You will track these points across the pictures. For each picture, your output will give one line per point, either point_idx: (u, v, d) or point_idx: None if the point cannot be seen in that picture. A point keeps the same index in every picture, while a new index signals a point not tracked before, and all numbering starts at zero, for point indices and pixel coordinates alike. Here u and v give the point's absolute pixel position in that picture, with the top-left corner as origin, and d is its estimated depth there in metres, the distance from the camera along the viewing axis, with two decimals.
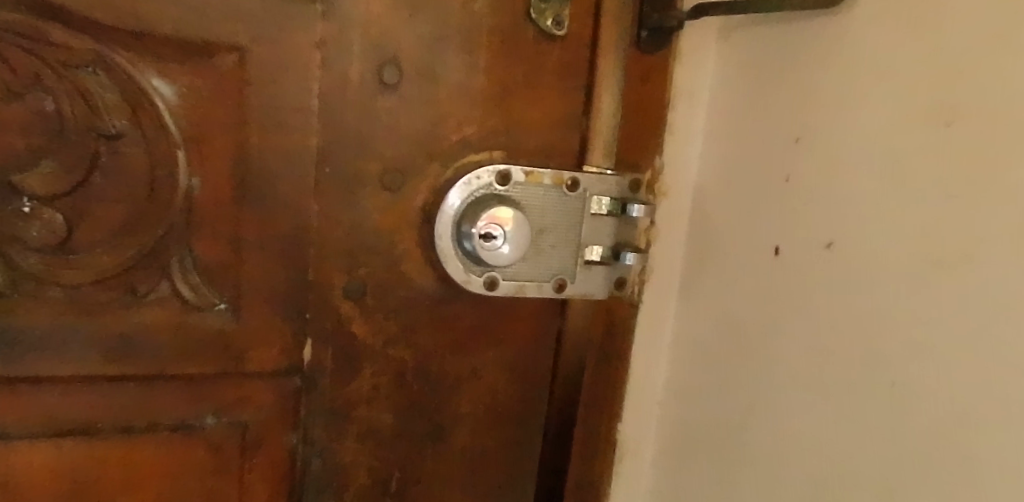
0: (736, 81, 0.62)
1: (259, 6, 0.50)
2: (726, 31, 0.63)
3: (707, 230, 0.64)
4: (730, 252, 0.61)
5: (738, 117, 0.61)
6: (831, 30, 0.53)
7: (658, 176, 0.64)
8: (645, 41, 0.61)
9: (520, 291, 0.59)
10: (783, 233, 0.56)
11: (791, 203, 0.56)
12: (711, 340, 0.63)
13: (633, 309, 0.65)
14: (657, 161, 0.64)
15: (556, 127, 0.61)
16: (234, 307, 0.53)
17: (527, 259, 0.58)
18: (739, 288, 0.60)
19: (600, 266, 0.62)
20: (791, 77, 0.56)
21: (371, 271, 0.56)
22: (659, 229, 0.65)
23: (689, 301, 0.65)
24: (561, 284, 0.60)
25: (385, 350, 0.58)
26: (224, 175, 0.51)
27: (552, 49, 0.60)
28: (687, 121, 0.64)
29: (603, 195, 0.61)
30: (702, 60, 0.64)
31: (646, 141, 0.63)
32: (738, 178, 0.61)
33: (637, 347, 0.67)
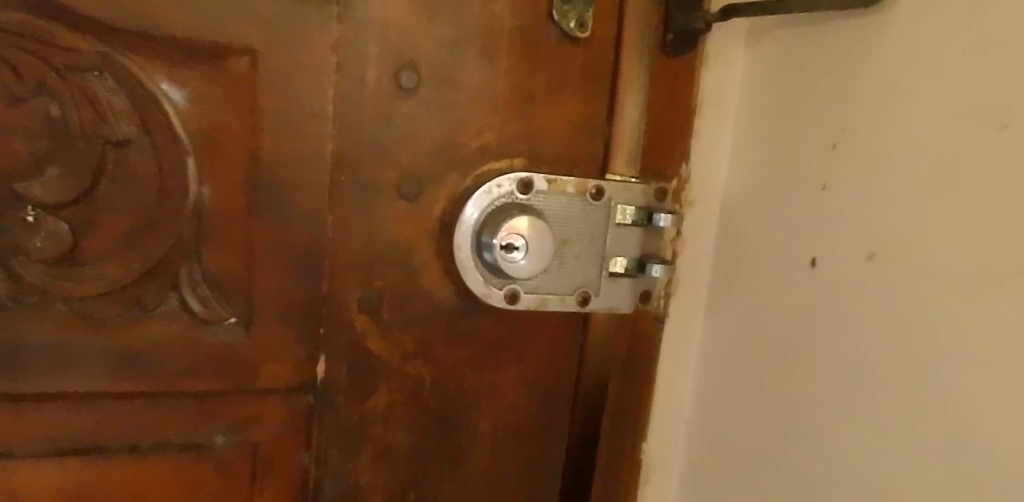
0: (768, 85, 0.59)
1: (272, 7, 0.48)
2: (756, 33, 0.60)
3: (737, 241, 0.61)
4: (763, 263, 0.58)
5: (769, 122, 0.59)
6: (871, 30, 0.51)
7: (684, 184, 0.62)
8: (671, 44, 0.59)
9: (542, 305, 0.56)
10: (821, 244, 0.53)
11: (829, 212, 0.53)
12: (743, 355, 0.60)
13: (657, 322, 0.63)
14: (684, 170, 0.62)
15: (579, 134, 0.59)
16: (246, 321, 0.51)
17: (549, 271, 0.56)
18: (773, 301, 0.57)
19: (624, 279, 0.59)
20: (828, 80, 0.54)
21: (387, 284, 0.54)
22: (685, 239, 0.63)
23: (718, 315, 0.62)
24: (584, 297, 0.57)
25: (401, 366, 0.55)
26: (236, 183, 0.49)
27: (576, 53, 0.57)
28: (715, 127, 0.62)
29: (629, 204, 0.58)
30: (730, 64, 0.61)
31: (672, 148, 0.61)
32: (771, 186, 0.58)
33: (664, 363, 0.64)
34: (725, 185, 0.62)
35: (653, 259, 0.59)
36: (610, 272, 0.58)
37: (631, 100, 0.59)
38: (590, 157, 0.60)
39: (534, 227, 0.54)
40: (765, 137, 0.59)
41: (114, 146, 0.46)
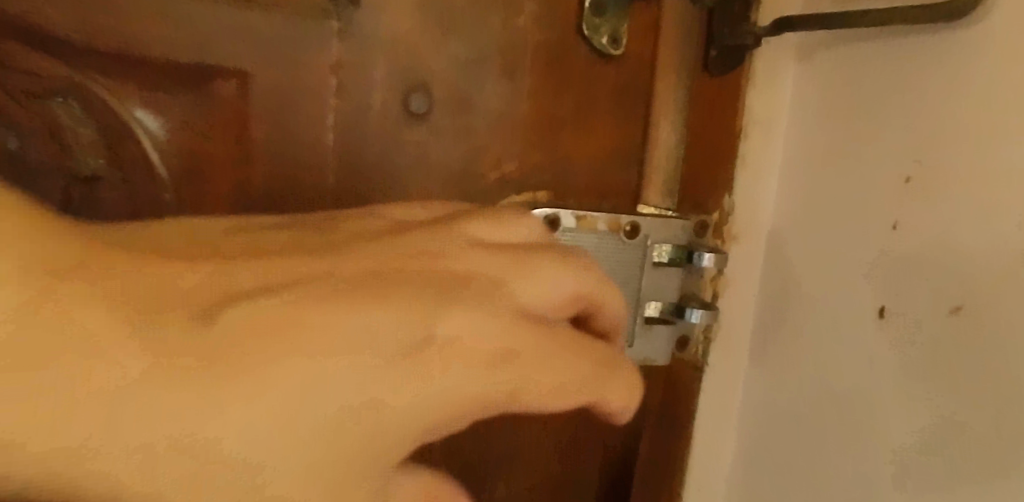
0: (823, 107, 0.52)
1: (265, 24, 0.42)
2: (808, 49, 0.53)
3: (786, 282, 0.54)
4: (816, 308, 0.51)
5: (824, 151, 0.52)
6: (950, 46, 0.44)
7: (726, 218, 0.55)
8: (714, 62, 0.53)
9: None
10: (891, 290, 0.47)
11: (902, 256, 0.46)
12: (792, 411, 0.53)
13: (695, 370, 0.57)
14: (726, 201, 0.55)
15: (611, 164, 0.53)
16: None
17: None
18: (829, 354, 0.50)
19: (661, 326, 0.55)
20: (898, 105, 0.47)
21: None
22: (728, 277, 0.56)
23: (763, 363, 0.56)
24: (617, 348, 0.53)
25: None
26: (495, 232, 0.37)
27: (607, 72, 0.51)
28: (760, 154, 0.55)
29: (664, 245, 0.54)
30: (778, 82, 0.55)
31: (713, 175, 0.54)
32: (827, 222, 0.51)
33: (702, 417, 0.57)
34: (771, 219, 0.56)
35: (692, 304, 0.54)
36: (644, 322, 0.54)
37: (665, 123, 0.53)
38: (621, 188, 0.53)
39: None
40: (819, 167, 0.52)
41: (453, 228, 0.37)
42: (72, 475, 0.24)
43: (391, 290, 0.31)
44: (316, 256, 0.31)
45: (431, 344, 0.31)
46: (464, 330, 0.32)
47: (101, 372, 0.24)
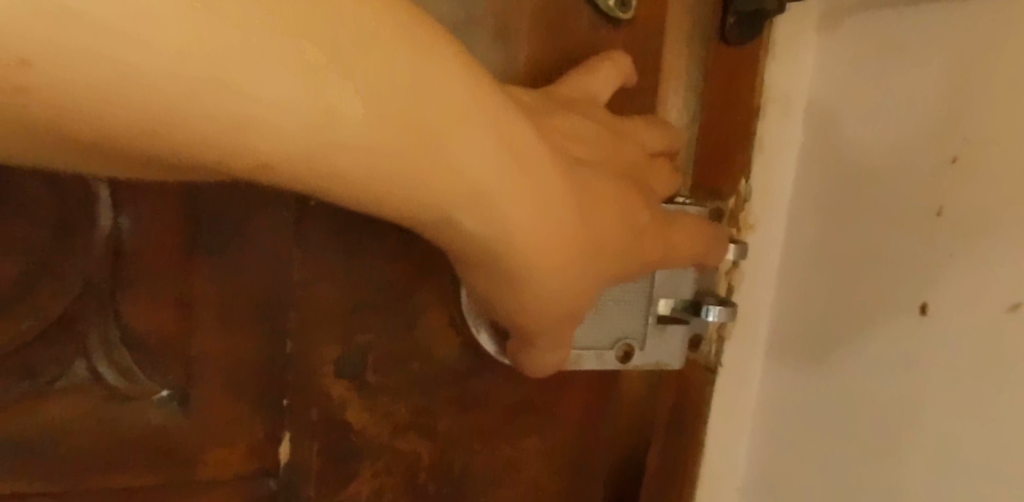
0: (848, 82, 0.47)
1: None
2: (834, 18, 0.48)
3: (807, 274, 0.49)
4: (842, 305, 0.46)
5: (854, 130, 0.46)
6: (1004, 11, 0.39)
7: (744, 204, 0.49)
8: (732, 30, 0.46)
9: (574, 363, 0.44)
10: (934, 282, 0.42)
11: (949, 246, 0.41)
12: (814, 418, 0.47)
13: (708, 374, 0.51)
14: (743, 187, 0.48)
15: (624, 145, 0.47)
16: (184, 394, 0.37)
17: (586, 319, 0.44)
18: (861, 356, 0.45)
19: (677, 324, 0.47)
20: (942, 76, 0.42)
21: (375, 338, 0.41)
22: (743, 272, 0.50)
23: (780, 365, 0.50)
24: (626, 351, 0.45)
25: (392, 441, 0.42)
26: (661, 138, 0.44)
27: (614, 39, 0.45)
28: (779, 135, 0.49)
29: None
30: (800, 56, 0.49)
31: (729, 161, 0.48)
32: (855, 209, 0.46)
33: (712, 425, 0.51)
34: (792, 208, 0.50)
35: (712, 298, 0.45)
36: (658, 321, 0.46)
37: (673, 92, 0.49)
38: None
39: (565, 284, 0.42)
40: (844, 148, 0.47)
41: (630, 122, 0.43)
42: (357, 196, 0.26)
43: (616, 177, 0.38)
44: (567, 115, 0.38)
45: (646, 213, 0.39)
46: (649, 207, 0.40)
47: (512, 142, 0.30)
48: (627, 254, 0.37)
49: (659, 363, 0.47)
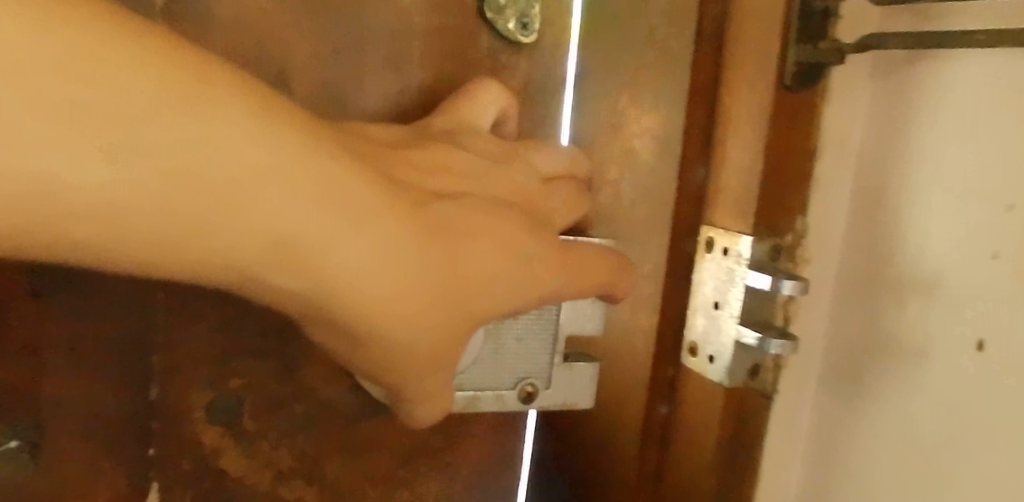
0: (904, 106, 0.42)
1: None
2: (888, 40, 0.42)
3: (860, 317, 0.44)
4: (896, 352, 0.42)
5: (911, 157, 0.41)
6: None
7: (799, 240, 0.45)
8: (795, 81, 0.41)
9: (472, 406, 0.42)
10: (990, 325, 0.37)
11: (1006, 290, 0.36)
12: (867, 471, 0.43)
13: (764, 400, 0.46)
14: (799, 222, 0.44)
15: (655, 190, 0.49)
16: (34, 449, 0.35)
17: (479, 363, 0.41)
18: (915, 408, 0.40)
19: (731, 355, 0.45)
20: (1009, 100, 0.36)
21: (251, 381, 0.39)
22: (798, 312, 0.46)
23: (829, 410, 0.46)
24: (529, 392, 0.43)
25: (275, 488, 0.41)
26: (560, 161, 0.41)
27: (517, 63, 0.43)
28: (829, 164, 0.44)
29: (724, 271, 0.45)
30: (852, 77, 0.43)
31: (787, 198, 0.43)
32: (909, 247, 0.41)
33: (763, 471, 0.48)
34: (844, 243, 0.45)
35: (770, 331, 0.43)
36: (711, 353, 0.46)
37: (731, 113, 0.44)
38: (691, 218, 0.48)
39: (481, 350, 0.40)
40: (898, 179, 0.42)
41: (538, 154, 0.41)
42: (128, 258, 0.25)
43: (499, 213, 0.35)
44: (446, 149, 0.36)
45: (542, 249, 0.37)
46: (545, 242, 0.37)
47: (332, 188, 0.28)
48: (514, 293, 0.36)
49: (570, 403, 0.45)
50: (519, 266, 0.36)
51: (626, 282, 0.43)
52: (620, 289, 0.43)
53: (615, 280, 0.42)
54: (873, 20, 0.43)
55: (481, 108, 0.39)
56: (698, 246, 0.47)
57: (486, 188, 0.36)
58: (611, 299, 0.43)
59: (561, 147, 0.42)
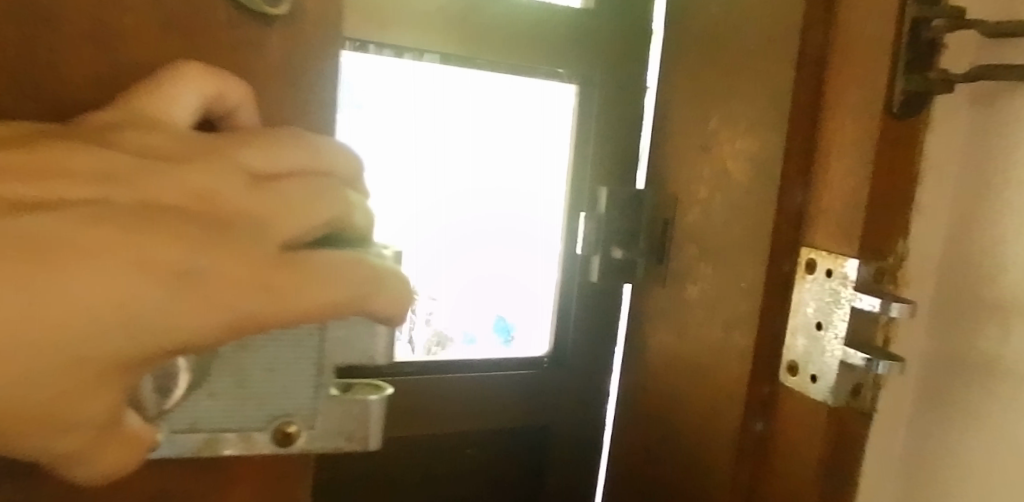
0: (1013, 139, 0.65)
1: None
2: (981, 98, 0.68)
3: (983, 280, 0.67)
4: (996, 295, 0.66)
5: (1005, 176, 0.66)
6: None
7: (900, 261, 0.71)
8: (903, 109, 0.67)
9: (208, 447, 0.43)
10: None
11: None
12: (969, 382, 0.68)
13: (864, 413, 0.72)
14: (900, 245, 0.70)
15: (754, 209, 0.80)
16: None
17: (213, 398, 0.42)
18: (1017, 340, 0.64)
19: (836, 376, 0.71)
20: None
21: None
22: (912, 288, 0.71)
23: (950, 347, 0.70)
24: (284, 433, 0.44)
25: None
26: (281, 162, 0.41)
27: (265, 38, 0.44)
28: (934, 193, 0.71)
29: (828, 293, 0.71)
30: (954, 126, 0.69)
31: (892, 224, 0.70)
32: (1015, 230, 0.64)
33: (887, 393, 0.73)
34: (945, 252, 0.71)
35: (879, 355, 0.67)
36: (814, 372, 0.73)
37: (837, 142, 0.72)
38: (787, 235, 0.77)
39: (183, 386, 0.40)
40: (982, 194, 0.68)
41: (253, 160, 0.40)
42: None
43: (150, 231, 0.34)
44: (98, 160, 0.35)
45: (210, 273, 0.35)
46: (229, 262, 0.36)
47: None
48: (179, 319, 0.35)
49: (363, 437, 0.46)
50: (176, 287, 0.34)
51: (386, 297, 0.42)
52: (370, 304, 0.42)
53: (355, 299, 0.41)
54: (974, 50, 0.68)
55: (173, 103, 0.39)
56: (801, 266, 0.76)
57: (135, 200, 0.35)
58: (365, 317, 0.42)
59: (288, 146, 0.41)
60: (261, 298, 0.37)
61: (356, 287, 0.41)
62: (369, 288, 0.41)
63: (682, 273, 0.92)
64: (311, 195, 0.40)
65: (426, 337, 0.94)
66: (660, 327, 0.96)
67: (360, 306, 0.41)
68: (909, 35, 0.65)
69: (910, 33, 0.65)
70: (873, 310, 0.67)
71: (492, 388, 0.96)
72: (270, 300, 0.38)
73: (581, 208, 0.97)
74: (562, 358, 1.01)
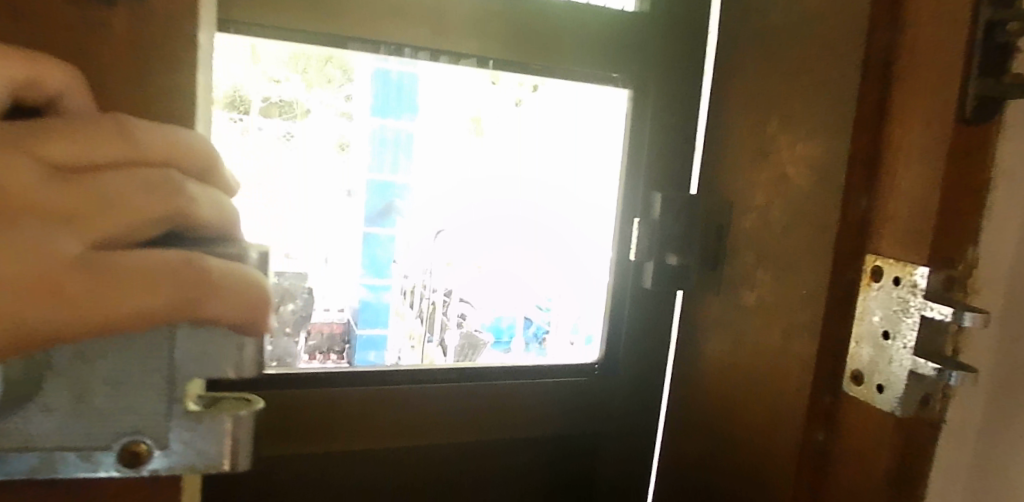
0: None
1: None
2: None
3: None
4: None
5: None
6: None
7: (973, 272, 0.64)
8: (973, 114, 0.61)
9: (37, 467, 0.40)
10: None
11: None
12: None
13: (931, 426, 0.66)
14: (970, 253, 0.63)
15: (817, 209, 0.74)
16: None
17: (40, 414, 0.40)
18: None
19: (905, 388, 0.64)
20: None
21: None
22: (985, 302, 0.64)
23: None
24: (131, 452, 0.41)
25: None
26: (84, 153, 0.38)
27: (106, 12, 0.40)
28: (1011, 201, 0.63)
29: (896, 301, 0.64)
30: None
31: (961, 232, 0.63)
32: None
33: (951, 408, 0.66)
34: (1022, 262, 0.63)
35: (951, 364, 0.62)
36: (881, 383, 0.66)
37: (903, 144, 0.66)
38: (852, 243, 0.70)
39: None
40: None
41: (61, 155, 0.38)
42: None
43: None
44: None
45: None
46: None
47: None
48: None
49: (233, 456, 0.43)
50: None
51: (220, 300, 0.40)
52: (204, 309, 0.40)
53: (174, 307, 0.39)
54: None
55: None
56: (867, 272, 0.69)
57: None
58: (204, 319, 0.40)
59: (102, 137, 0.39)
60: (51, 309, 0.36)
61: (172, 292, 0.38)
62: (193, 293, 0.39)
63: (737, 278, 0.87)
64: (134, 189, 0.39)
65: (460, 341, 1.00)
66: (711, 333, 0.92)
67: (183, 312, 0.39)
68: (983, 37, 0.60)
69: (983, 38, 0.60)
70: (943, 319, 0.61)
71: (535, 392, 0.98)
72: (59, 311, 0.36)
73: (633, 214, 0.99)
74: (612, 364, 1.03)
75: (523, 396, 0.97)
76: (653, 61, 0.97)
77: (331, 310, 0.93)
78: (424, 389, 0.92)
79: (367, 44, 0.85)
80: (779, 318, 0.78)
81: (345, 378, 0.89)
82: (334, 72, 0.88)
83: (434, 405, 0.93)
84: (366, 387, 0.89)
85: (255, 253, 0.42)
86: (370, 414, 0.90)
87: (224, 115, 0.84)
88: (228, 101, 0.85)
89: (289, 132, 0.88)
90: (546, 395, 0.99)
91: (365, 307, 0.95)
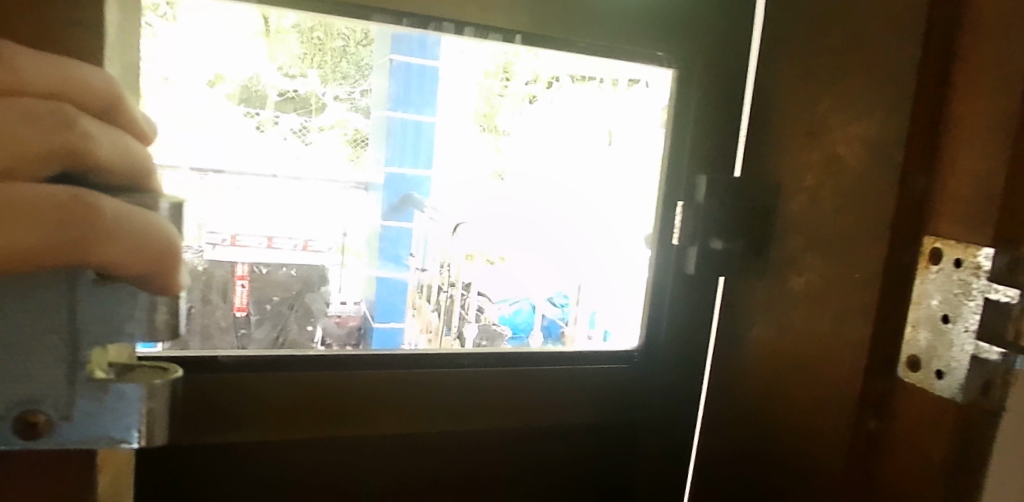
0: None
1: None
2: None
3: None
4: None
5: None
6: None
7: None
8: None
9: None
10: None
11: None
12: None
13: (992, 417, 0.54)
14: None
15: (876, 186, 0.63)
16: None
17: None
18: None
19: (964, 374, 0.55)
20: None
21: None
22: None
23: None
24: (27, 421, 0.39)
25: None
26: None
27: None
28: None
29: (956, 283, 0.55)
30: None
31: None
32: None
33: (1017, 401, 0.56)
34: None
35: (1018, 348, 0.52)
36: (937, 370, 0.57)
37: (971, 113, 0.56)
38: (910, 224, 0.60)
39: None
40: None
41: None
42: None
43: None
44: None
45: None
46: None
47: None
48: None
49: (147, 432, 0.41)
50: None
51: (123, 245, 0.38)
52: (109, 256, 0.37)
53: (75, 246, 0.36)
54: None
55: None
56: (924, 254, 0.59)
57: None
58: (100, 267, 0.37)
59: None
60: None
61: (72, 230, 0.36)
62: (99, 233, 0.37)
63: (783, 265, 0.75)
64: (23, 121, 0.36)
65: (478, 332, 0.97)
66: (757, 324, 0.78)
67: (81, 254, 0.37)
68: None
69: None
70: (1010, 302, 0.52)
71: (569, 384, 0.89)
72: None
73: (676, 198, 0.89)
74: (653, 356, 0.92)
75: (563, 382, 0.88)
76: (698, 42, 0.86)
77: (347, 303, 0.93)
78: (450, 374, 0.83)
79: (389, 15, 0.78)
80: (832, 307, 0.67)
81: (363, 362, 0.79)
82: (349, 70, 0.87)
83: (463, 390, 0.83)
84: (392, 368, 0.81)
85: (164, 203, 0.41)
86: (379, 400, 0.80)
87: (240, 109, 0.86)
88: (243, 94, 0.86)
89: (284, 131, 0.88)
90: (579, 387, 0.89)
91: (380, 301, 0.96)
